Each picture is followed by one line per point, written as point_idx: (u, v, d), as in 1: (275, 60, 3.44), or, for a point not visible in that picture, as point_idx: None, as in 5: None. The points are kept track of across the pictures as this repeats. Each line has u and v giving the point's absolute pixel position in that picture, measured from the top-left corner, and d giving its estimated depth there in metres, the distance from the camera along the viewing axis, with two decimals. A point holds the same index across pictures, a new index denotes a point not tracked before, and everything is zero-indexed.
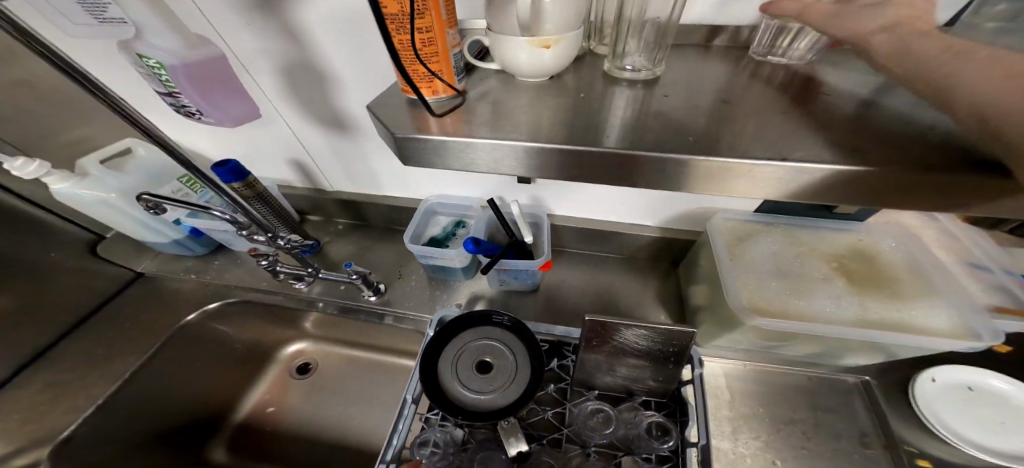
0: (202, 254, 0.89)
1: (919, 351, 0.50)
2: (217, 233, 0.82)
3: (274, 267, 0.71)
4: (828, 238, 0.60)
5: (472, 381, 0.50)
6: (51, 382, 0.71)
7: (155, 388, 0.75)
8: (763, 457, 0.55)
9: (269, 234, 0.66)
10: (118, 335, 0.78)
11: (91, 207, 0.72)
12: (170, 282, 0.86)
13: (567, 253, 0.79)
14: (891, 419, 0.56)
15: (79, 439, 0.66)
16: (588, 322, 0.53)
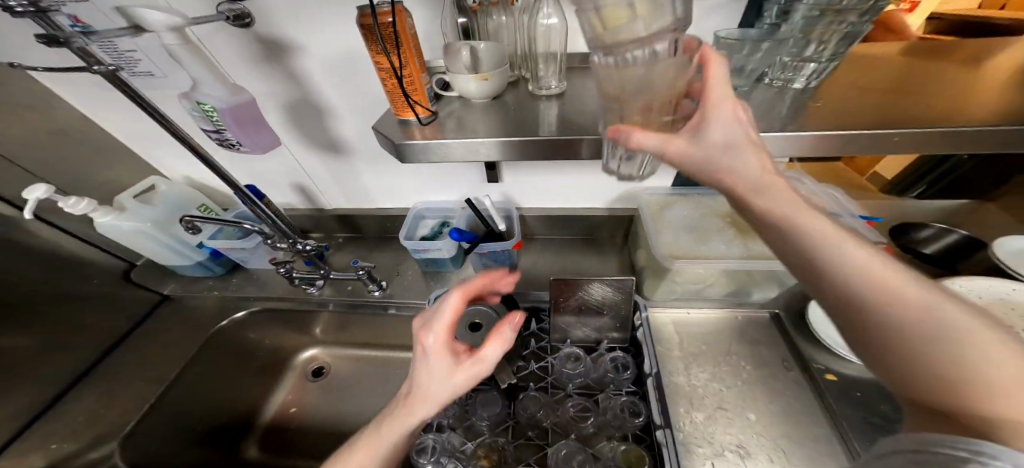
0: (220, 273, 1.01)
1: (797, 274, 0.67)
2: (236, 252, 0.94)
3: (290, 273, 0.87)
4: (719, 202, 0.76)
5: (466, 336, 0.63)
6: (101, 394, 0.80)
7: (193, 392, 0.85)
8: (712, 386, 0.66)
9: (290, 241, 0.79)
10: (156, 349, 0.88)
11: (128, 236, 0.84)
12: (193, 300, 0.97)
13: (538, 240, 0.94)
14: (800, 340, 0.69)
15: (135, 437, 0.76)
16: (554, 282, 0.66)
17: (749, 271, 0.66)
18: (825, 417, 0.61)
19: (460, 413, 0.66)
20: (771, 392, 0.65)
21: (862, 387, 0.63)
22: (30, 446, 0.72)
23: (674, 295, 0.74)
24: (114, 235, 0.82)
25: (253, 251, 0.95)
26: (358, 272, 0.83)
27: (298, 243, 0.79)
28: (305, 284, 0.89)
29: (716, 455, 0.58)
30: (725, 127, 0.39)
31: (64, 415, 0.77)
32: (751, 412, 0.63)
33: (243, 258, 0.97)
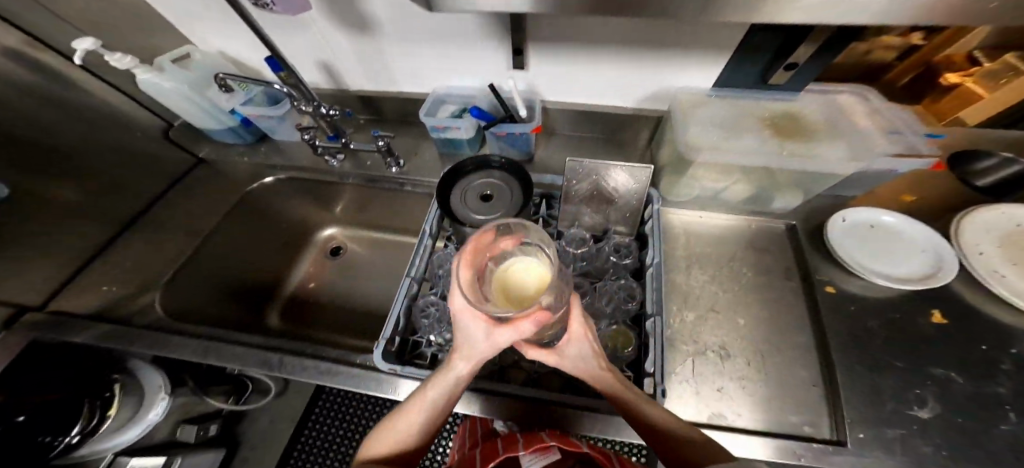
0: (251, 142, 1.01)
1: (830, 182, 0.65)
2: (265, 122, 0.94)
3: (314, 141, 0.87)
4: (762, 104, 0.71)
5: (479, 205, 0.66)
6: (147, 241, 0.85)
7: (226, 249, 0.92)
8: (708, 288, 0.67)
9: (313, 105, 0.79)
10: (192, 208, 0.92)
11: (168, 97, 0.87)
12: (228, 163, 0.99)
13: (558, 137, 0.90)
14: (809, 254, 0.68)
15: (179, 280, 0.83)
16: (567, 164, 0.69)
17: (770, 170, 0.64)
18: (812, 328, 0.62)
19: None
20: (776, 301, 0.65)
21: (857, 303, 0.63)
22: (88, 283, 0.78)
23: (690, 196, 0.73)
24: (158, 94, 0.86)
25: (284, 121, 0.94)
26: (379, 144, 0.83)
27: (321, 107, 0.79)
28: (327, 155, 0.91)
29: (698, 354, 0.61)
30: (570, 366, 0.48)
31: (119, 254, 0.83)
32: (740, 317, 0.64)
33: (271, 129, 0.97)
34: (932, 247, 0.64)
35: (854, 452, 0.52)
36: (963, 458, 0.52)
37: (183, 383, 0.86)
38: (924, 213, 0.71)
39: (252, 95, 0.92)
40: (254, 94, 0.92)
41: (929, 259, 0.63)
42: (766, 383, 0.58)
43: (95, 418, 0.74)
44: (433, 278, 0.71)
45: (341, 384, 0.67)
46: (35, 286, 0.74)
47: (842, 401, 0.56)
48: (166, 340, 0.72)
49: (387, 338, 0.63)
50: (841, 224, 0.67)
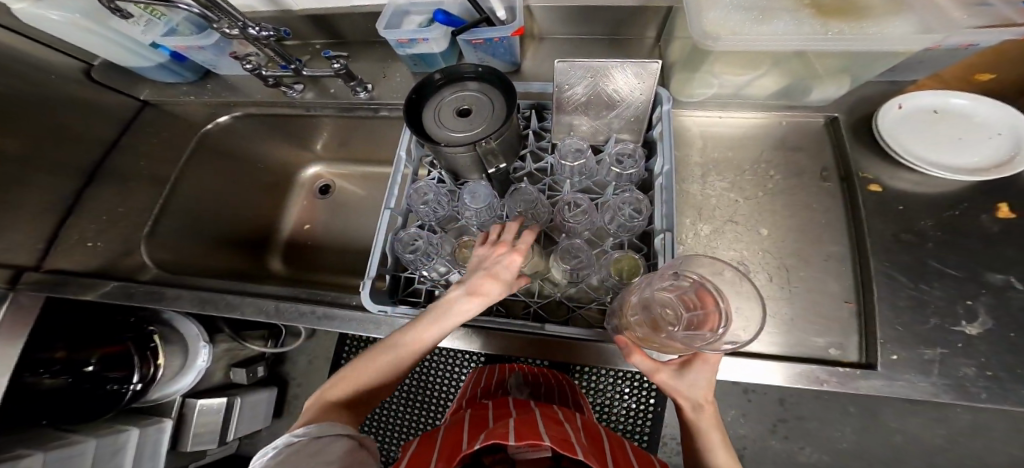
0: (192, 80, 0.87)
1: (886, 62, 0.51)
2: (200, 55, 0.78)
3: (259, 71, 0.75)
4: None
5: (455, 122, 0.56)
6: (110, 201, 0.79)
7: (197, 199, 0.86)
8: (726, 197, 0.59)
9: (238, 25, 0.61)
10: (151, 161, 0.84)
11: (69, 32, 0.73)
12: (177, 107, 0.87)
13: (547, 41, 0.80)
14: (851, 149, 0.57)
15: (159, 234, 0.79)
16: (558, 67, 0.58)
17: (803, 55, 0.51)
18: (850, 236, 0.54)
19: (450, 213, 0.64)
20: (809, 210, 0.56)
21: (906, 202, 0.54)
22: (73, 240, 0.75)
23: (708, 93, 0.61)
24: (55, 29, 0.73)
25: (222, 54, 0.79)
26: (334, 67, 0.70)
27: (249, 28, 0.62)
28: (282, 85, 0.81)
29: None
30: (696, 377, 0.41)
31: (84, 215, 0.78)
32: (762, 227, 0.56)
33: (211, 64, 0.82)
34: (1012, 132, 0.53)
35: (886, 375, 0.45)
36: (1011, 376, 0.45)
37: (219, 329, 0.89)
38: (998, 96, 0.58)
39: (173, 25, 0.75)
40: (176, 24, 0.76)
41: (1005, 144, 0.53)
42: (791, 301, 0.51)
43: (150, 366, 0.75)
44: (413, 209, 0.63)
45: (340, 328, 0.64)
46: (23, 243, 0.71)
47: (880, 317, 0.49)
48: (158, 293, 0.68)
49: (372, 277, 0.57)
50: (898, 110, 0.56)
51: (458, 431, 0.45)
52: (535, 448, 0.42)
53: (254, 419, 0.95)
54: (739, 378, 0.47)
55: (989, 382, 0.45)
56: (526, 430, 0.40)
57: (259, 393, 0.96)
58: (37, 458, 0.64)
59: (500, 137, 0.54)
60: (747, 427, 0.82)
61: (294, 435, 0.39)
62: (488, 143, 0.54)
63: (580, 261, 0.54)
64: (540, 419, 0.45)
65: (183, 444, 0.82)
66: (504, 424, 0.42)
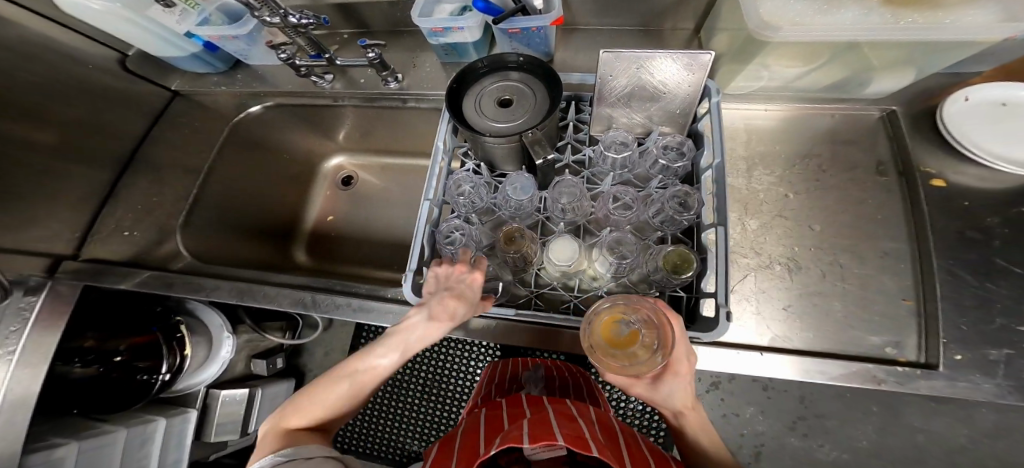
0: (223, 71, 0.86)
1: (959, 54, 0.50)
2: (232, 44, 0.77)
3: (292, 60, 0.72)
4: None
5: (497, 113, 0.56)
6: (142, 193, 0.79)
7: (227, 190, 0.86)
8: (775, 191, 0.58)
9: (279, 12, 0.60)
10: (181, 150, 0.84)
11: (110, 24, 0.72)
12: (207, 97, 0.87)
13: (580, 31, 0.78)
14: (908, 144, 0.56)
15: (194, 225, 0.79)
16: (603, 57, 0.56)
17: (859, 47, 0.50)
18: (909, 233, 0.53)
19: (488, 205, 0.64)
20: (859, 206, 0.55)
21: (971, 198, 0.52)
22: (110, 229, 0.76)
23: (754, 86, 0.60)
24: (97, 21, 0.73)
25: (252, 42, 0.77)
26: (369, 57, 0.68)
27: (290, 16, 0.61)
28: (312, 75, 0.79)
29: (761, 267, 0.54)
30: (674, 388, 0.43)
31: (119, 205, 0.78)
32: (814, 224, 0.55)
33: (242, 54, 0.81)
34: None
35: (948, 375, 0.45)
36: None
37: (241, 320, 0.90)
38: None
39: (206, 14, 0.75)
40: (209, 14, 0.76)
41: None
42: (843, 299, 0.51)
43: (176, 356, 0.75)
44: (452, 202, 0.62)
45: (376, 321, 0.64)
46: (63, 232, 0.72)
47: (943, 318, 0.48)
48: (196, 283, 0.68)
49: (414, 271, 0.56)
50: (964, 103, 0.55)
51: (475, 435, 0.50)
52: (550, 448, 0.46)
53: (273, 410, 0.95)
54: (753, 373, 0.48)
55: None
56: (540, 430, 0.43)
57: (278, 384, 0.96)
58: (73, 447, 0.64)
59: (545, 127, 0.53)
60: (765, 423, 0.79)
61: (278, 455, 0.40)
62: (534, 133, 0.53)
63: (626, 256, 0.53)
64: (552, 418, 0.47)
65: (206, 433, 0.84)
66: (519, 427, 0.45)
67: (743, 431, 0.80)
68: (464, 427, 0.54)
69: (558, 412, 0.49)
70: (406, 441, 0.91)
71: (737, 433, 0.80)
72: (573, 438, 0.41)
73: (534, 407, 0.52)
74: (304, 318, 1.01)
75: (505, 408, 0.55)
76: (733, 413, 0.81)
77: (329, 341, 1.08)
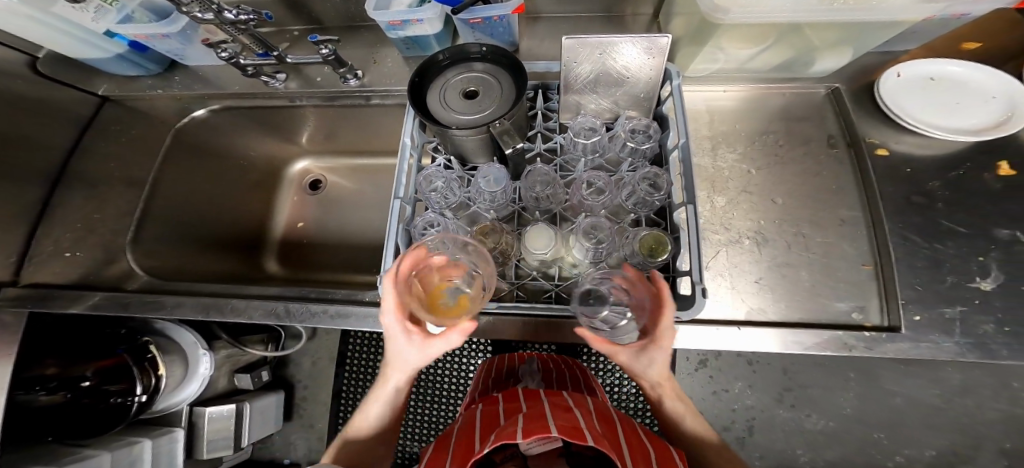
0: (157, 72, 0.79)
1: (890, 33, 0.51)
2: (164, 44, 0.70)
3: (236, 60, 0.66)
4: None
5: (464, 105, 0.54)
6: (80, 211, 0.73)
7: (178, 200, 0.80)
8: (738, 169, 0.60)
9: (213, 8, 0.54)
10: (120, 161, 0.78)
11: (10, 23, 0.64)
12: (142, 101, 0.80)
13: (543, 20, 0.78)
14: (855, 117, 0.59)
15: (144, 241, 0.74)
16: (567, 44, 0.56)
17: (797, 26, 0.51)
18: (863, 202, 0.55)
19: (461, 199, 0.63)
20: (817, 179, 0.58)
21: (913, 164, 0.56)
22: (50, 251, 0.70)
23: (712, 68, 0.61)
24: None
25: (187, 43, 0.71)
26: (322, 53, 0.64)
27: (226, 12, 0.55)
28: (263, 74, 0.74)
29: (731, 243, 0.57)
30: (658, 363, 0.48)
31: (57, 224, 0.72)
32: (777, 197, 0.58)
33: (178, 54, 0.74)
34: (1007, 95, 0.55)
35: (911, 336, 0.48)
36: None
37: (217, 335, 0.86)
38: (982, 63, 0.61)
39: (129, 11, 0.67)
40: (132, 11, 0.67)
41: (998, 109, 0.55)
42: (809, 268, 0.54)
43: (151, 377, 0.74)
44: (424, 198, 0.61)
45: (356, 326, 0.63)
46: None
47: (900, 279, 0.51)
48: (154, 302, 0.65)
49: (389, 271, 0.55)
50: (898, 78, 0.58)
51: (473, 430, 0.51)
52: (545, 440, 0.47)
53: (265, 422, 0.91)
54: (741, 348, 0.50)
55: (1009, 339, 0.48)
56: (534, 424, 0.43)
57: (266, 397, 0.91)
58: None
59: (513, 117, 0.52)
60: (754, 398, 0.87)
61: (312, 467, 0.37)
62: (502, 124, 0.52)
63: (601, 240, 0.54)
64: (548, 411, 0.48)
65: (197, 452, 0.81)
66: (514, 422, 0.46)
67: (733, 407, 0.87)
68: (459, 428, 0.55)
69: (553, 404, 0.50)
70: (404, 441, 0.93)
71: (729, 406, 0.86)
72: (568, 430, 0.42)
73: (529, 400, 0.53)
74: (286, 329, 0.97)
75: (500, 403, 0.56)
76: (725, 389, 0.88)
77: (315, 349, 1.03)
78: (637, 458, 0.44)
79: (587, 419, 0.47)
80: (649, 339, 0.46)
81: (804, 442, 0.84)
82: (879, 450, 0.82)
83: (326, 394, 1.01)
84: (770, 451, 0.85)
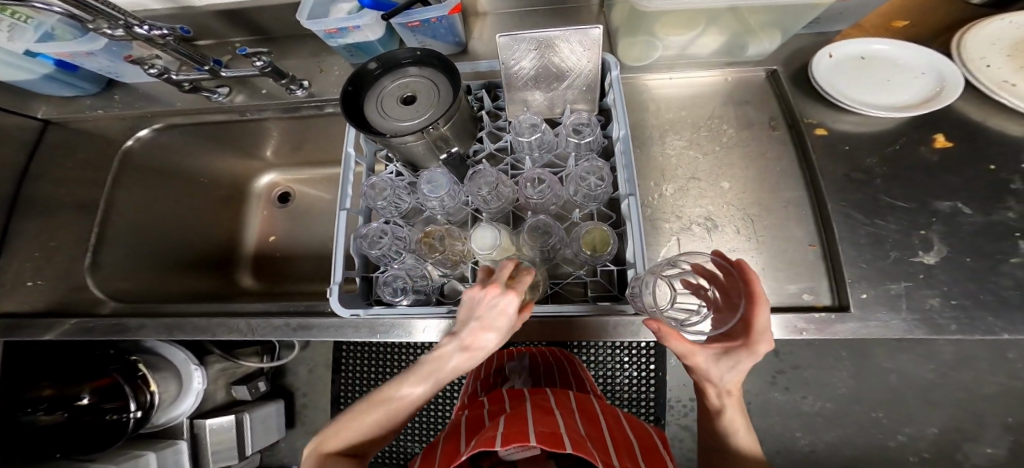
0: (94, 91, 0.80)
1: (811, 13, 0.51)
2: (92, 62, 0.70)
3: (168, 74, 0.68)
4: None
5: (399, 110, 0.54)
6: (40, 240, 0.74)
7: (138, 220, 0.81)
8: (686, 155, 0.60)
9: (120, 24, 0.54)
10: (73, 185, 0.78)
11: None
12: (86, 122, 0.80)
13: (491, 16, 0.77)
14: (793, 99, 0.59)
15: (104, 266, 0.75)
16: (501, 42, 0.56)
17: (737, 9, 0.51)
18: (805, 183, 0.56)
19: (412, 205, 0.63)
20: (762, 164, 0.58)
21: (850, 142, 0.56)
22: (11, 282, 0.71)
23: (654, 58, 0.61)
24: None
25: (118, 61, 0.71)
26: (256, 64, 0.64)
27: (136, 27, 0.54)
28: (202, 89, 0.74)
29: (683, 230, 0.56)
30: (737, 371, 0.37)
31: (16, 253, 0.73)
32: (724, 181, 0.58)
33: (111, 71, 0.75)
34: (933, 70, 0.57)
35: (859, 316, 0.48)
36: (972, 303, 0.47)
37: (209, 351, 0.87)
38: (919, 34, 0.61)
39: (48, 28, 0.66)
40: (52, 28, 0.66)
41: (929, 83, 0.56)
42: (760, 250, 0.54)
43: (146, 393, 0.74)
44: (373, 208, 0.60)
45: (318, 336, 0.62)
46: None
47: (844, 258, 0.51)
48: (119, 325, 0.65)
49: (339, 282, 0.55)
50: (829, 59, 0.59)
51: (457, 436, 0.49)
52: (525, 448, 0.46)
53: (268, 432, 0.91)
54: None
55: (956, 313, 0.47)
56: (515, 429, 0.41)
57: (268, 406, 0.91)
58: None
59: (449, 121, 0.52)
60: (748, 382, 0.86)
61: None
62: (439, 128, 0.52)
63: (551, 236, 0.54)
64: (530, 414, 0.46)
65: (203, 462, 0.83)
66: (495, 428, 0.43)
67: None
68: (444, 437, 0.51)
69: (535, 406, 0.48)
70: (403, 444, 0.94)
71: None
72: (547, 437, 0.39)
73: (513, 402, 0.52)
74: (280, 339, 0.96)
75: (486, 407, 0.54)
76: None
77: (310, 357, 1.04)
78: (624, 458, 0.43)
79: (569, 422, 0.45)
80: (742, 344, 0.37)
81: (801, 424, 0.84)
82: (880, 430, 0.81)
83: (325, 399, 1.02)
84: (770, 434, 0.84)
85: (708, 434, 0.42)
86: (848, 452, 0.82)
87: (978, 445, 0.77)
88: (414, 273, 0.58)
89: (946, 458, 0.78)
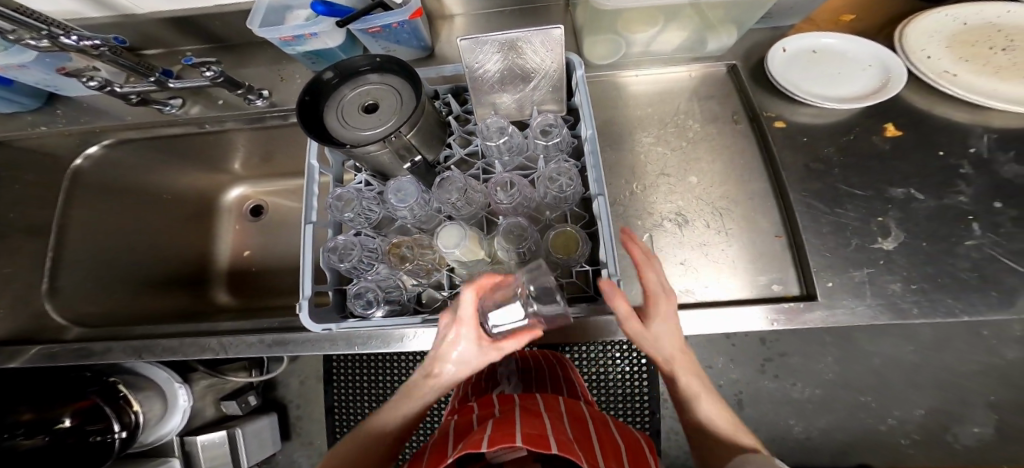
0: (35, 107, 0.77)
1: (760, 9, 0.52)
2: (26, 75, 0.67)
3: (110, 87, 0.64)
4: None
5: (360, 118, 0.53)
6: None
7: (97, 241, 0.79)
8: (655, 152, 0.60)
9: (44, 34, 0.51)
10: (24, 206, 0.75)
11: None
12: (29, 140, 0.77)
13: (456, 19, 0.76)
14: (753, 92, 0.60)
15: (62, 290, 0.73)
16: (462, 45, 0.52)
17: (697, 4, 0.51)
18: (769, 173, 0.57)
19: (383, 215, 0.62)
20: (727, 158, 0.58)
21: (808, 133, 0.57)
22: None
23: (619, 55, 0.61)
24: None
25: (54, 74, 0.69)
26: (205, 75, 0.63)
27: (61, 37, 0.52)
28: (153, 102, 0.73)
29: (656, 227, 0.56)
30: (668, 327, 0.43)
31: None
32: (693, 176, 0.58)
33: (50, 85, 0.72)
34: (880, 63, 0.58)
35: (826, 304, 0.48)
36: (933, 287, 0.48)
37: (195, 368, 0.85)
38: (868, 26, 0.63)
39: None
40: None
41: (876, 74, 0.57)
42: (730, 243, 0.55)
43: (129, 413, 0.73)
44: (342, 220, 0.59)
45: (295, 351, 0.61)
46: None
47: (808, 247, 0.52)
48: (83, 349, 0.63)
49: (308, 297, 0.53)
50: (782, 54, 0.59)
51: (444, 441, 0.48)
52: (512, 449, 0.46)
53: (263, 446, 0.89)
54: (729, 329, 0.48)
55: (918, 297, 0.48)
56: (500, 432, 0.41)
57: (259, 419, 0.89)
58: None
59: (413, 127, 0.51)
60: (737, 371, 0.87)
61: None
62: (404, 134, 0.50)
63: (525, 240, 0.53)
64: (517, 417, 0.45)
65: None
66: (482, 432, 0.43)
67: (719, 382, 0.87)
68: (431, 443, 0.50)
69: (523, 410, 0.47)
70: None
71: (715, 382, 0.86)
72: (533, 439, 0.39)
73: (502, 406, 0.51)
74: None
75: (473, 412, 0.53)
76: (708, 366, 0.87)
77: (300, 369, 1.01)
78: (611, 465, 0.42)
79: (555, 425, 0.44)
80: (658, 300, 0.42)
81: (792, 411, 0.85)
82: (869, 414, 0.83)
83: (319, 409, 0.99)
84: (763, 423, 0.85)
85: (684, 411, 0.50)
86: (839, 436, 0.84)
87: (965, 425, 0.80)
88: (388, 284, 0.57)
89: (934, 438, 0.81)
